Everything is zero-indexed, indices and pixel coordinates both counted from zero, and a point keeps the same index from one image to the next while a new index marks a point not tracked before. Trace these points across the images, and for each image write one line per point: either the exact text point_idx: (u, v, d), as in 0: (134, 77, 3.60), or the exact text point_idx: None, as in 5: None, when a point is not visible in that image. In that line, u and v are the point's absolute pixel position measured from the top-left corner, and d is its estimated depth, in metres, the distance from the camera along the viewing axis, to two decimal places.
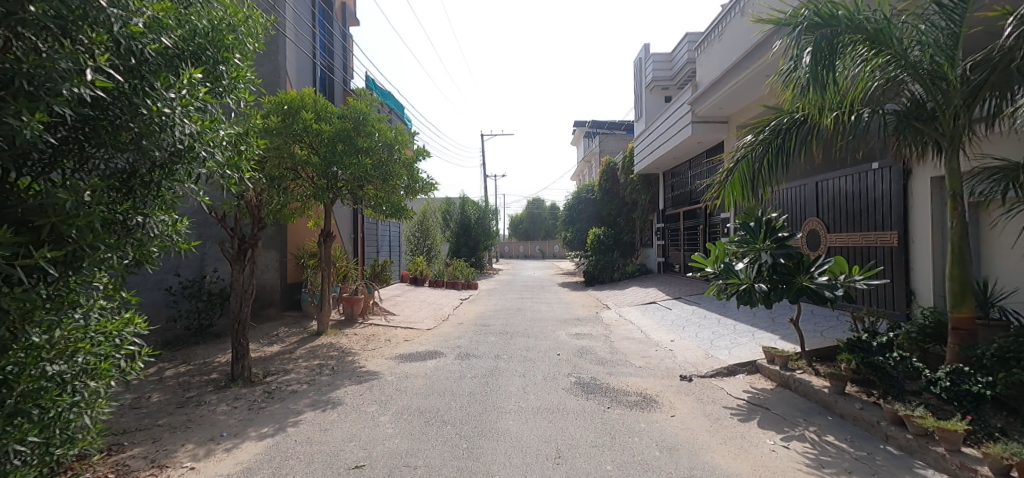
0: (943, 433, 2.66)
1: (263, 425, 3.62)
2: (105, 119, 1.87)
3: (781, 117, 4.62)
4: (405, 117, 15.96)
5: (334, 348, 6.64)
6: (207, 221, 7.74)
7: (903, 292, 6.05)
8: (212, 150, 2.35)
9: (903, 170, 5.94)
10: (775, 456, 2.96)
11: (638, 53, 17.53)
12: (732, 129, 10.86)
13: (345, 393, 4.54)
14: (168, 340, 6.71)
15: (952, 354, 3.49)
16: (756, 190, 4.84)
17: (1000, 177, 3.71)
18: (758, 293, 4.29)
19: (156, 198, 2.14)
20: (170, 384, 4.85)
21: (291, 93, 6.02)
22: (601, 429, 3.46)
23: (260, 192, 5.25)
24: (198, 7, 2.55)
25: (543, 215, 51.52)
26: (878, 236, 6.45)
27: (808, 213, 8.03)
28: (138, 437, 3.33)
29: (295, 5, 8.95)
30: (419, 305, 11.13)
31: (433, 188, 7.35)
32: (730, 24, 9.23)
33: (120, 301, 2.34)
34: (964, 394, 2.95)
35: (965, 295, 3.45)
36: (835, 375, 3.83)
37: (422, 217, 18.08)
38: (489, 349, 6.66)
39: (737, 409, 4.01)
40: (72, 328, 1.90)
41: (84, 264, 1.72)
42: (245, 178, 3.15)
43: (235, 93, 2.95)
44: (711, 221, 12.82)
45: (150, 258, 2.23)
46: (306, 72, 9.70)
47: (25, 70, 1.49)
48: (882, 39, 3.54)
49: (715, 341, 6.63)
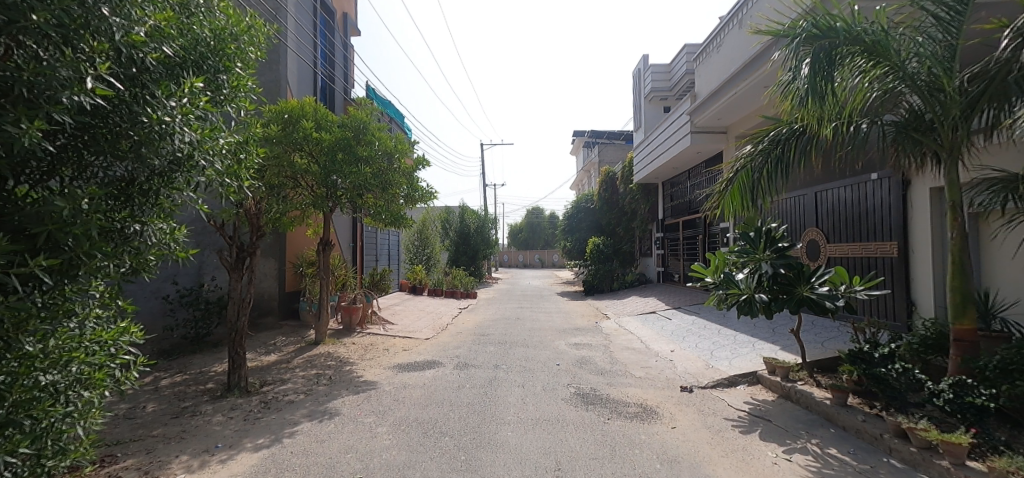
0: (947, 447, 2.61)
1: (258, 436, 3.57)
2: (104, 127, 1.87)
3: (781, 128, 4.64)
4: (404, 127, 16.05)
5: (331, 357, 6.58)
6: (205, 229, 7.73)
7: (904, 303, 6.03)
8: (211, 159, 2.36)
9: (902, 180, 5.98)
10: (777, 469, 2.92)
11: (638, 64, 17.76)
12: (731, 139, 10.95)
13: (342, 404, 4.48)
14: (165, 350, 6.68)
15: (954, 366, 3.46)
16: (756, 200, 4.84)
17: (999, 188, 3.70)
18: (758, 303, 4.26)
19: (154, 207, 2.12)
20: (165, 394, 4.79)
21: (291, 101, 6.05)
22: (601, 441, 3.41)
23: (260, 200, 5.24)
24: (200, 16, 2.58)
25: (543, 223, 51.61)
26: (877, 247, 6.47)
27: (808, 223, 8.04)
28: (131, 448, 3.27)
29: (298, 15, 9.11)
30: (418, 314, 11.06)
31: (433, 196, 7.35)
32: (729, 35, 9.35)
33: (116, 309, 2.31)
34: (967, 406, 2.94)
35: (967, 305, 3.42)
36: (837, 387, 3.79)
37: (421, 225, 18.07)
38: (488, 359, 6.59)
39: (739, 421, 3.97)
40: (67, 337, 1.87)
41: (81, 272, 1.70)
42: (245, 187, 3.14)
43: (235, 101, 2.96)
44: (710, 230, 12.85)
45: (148, 266, 2.20)
46: (307, 81, 9.78)
47: (26, 78, 1.49)
48: (880, 51, 3.58)
49: (716, 351, 6.59)
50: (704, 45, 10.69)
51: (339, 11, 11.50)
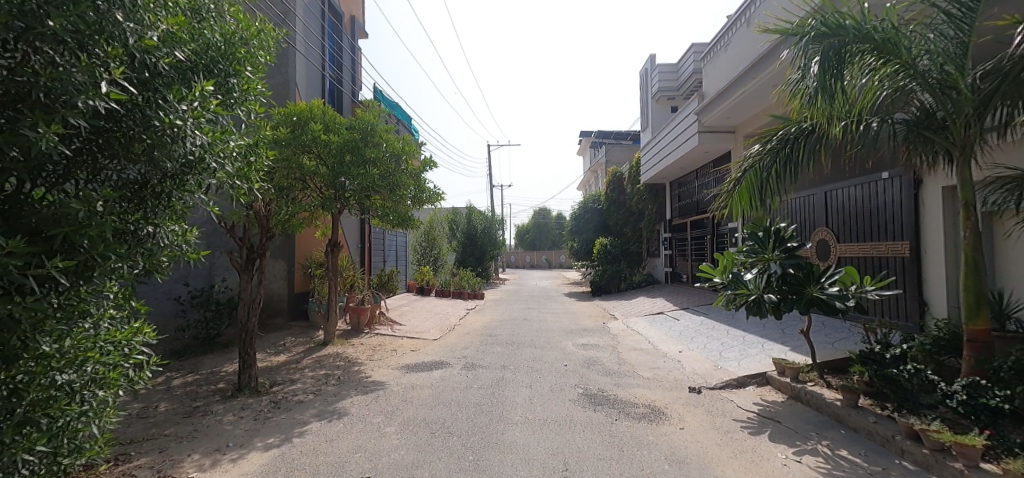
0: (961, 448, 2.56)
1: (269, 435, 3.62)
2: (119, 130, 1.93)
3: (789, 126, 4.60)
4: (411, 129, 16.16)
5: (340, 358, 6.64)
6: (216, 231, 7.87)
7: (916, 303, 5.93)
8: (222, 161, 2.40)
9: (913, 179, 5.88)
10: (787, 470, 2.89)
11: (645, 63, 17.68)
12: (740, 138, 10.84)
13: (351, 403, 4.52)
14: (177, 350, 6.80)
15: (968, 367, 3.39)
16: (764, 200, 4.80)
17: (1013, 186, 3.63)
18: (767, 303, 4.21)
19: (167, 209, 2.17)
20: (178, 394, 4.88)
21: (300, 104, 6.13)
22: (608, 442, 3.40)
23: (269, 202, 5.31)
24: (211, 21, 2.64)
25: (549, 224, 51.54)
26: (888, 247, 6.36)
27: (817, 222, 7.93)
28: (144, 447, 3.34)
29: (306, 19, 9.23)
30: (426, 315, 11.12)
31: (440, 197, 7.39)
32: (736, 33, 9.27)
33: (130, 310, 2.36)
34: (981, 407, 2.87)
35: (981, 306, 3.35)
36: (848, 388, 3.74)
37: (428, 227, 18.13)
38: (495, 359, 6.61)
39: (747, 422, 3.93)
40: (82, 337, 1.92)
41: (95, 274, 1.74)
42: (255, 189, 3.18)
43: (246, 105, 3.02)
44: (719, 230, 12.75)
45: (160, 268, 2.24)
46: (315, 84, 9.90)
47: (42, 83, 1.55)
48: (889, 48, 3.54)
49: (724, 352, 6.53)
50: (711, 44, 10.63)
51: (346, 15, 11.62)
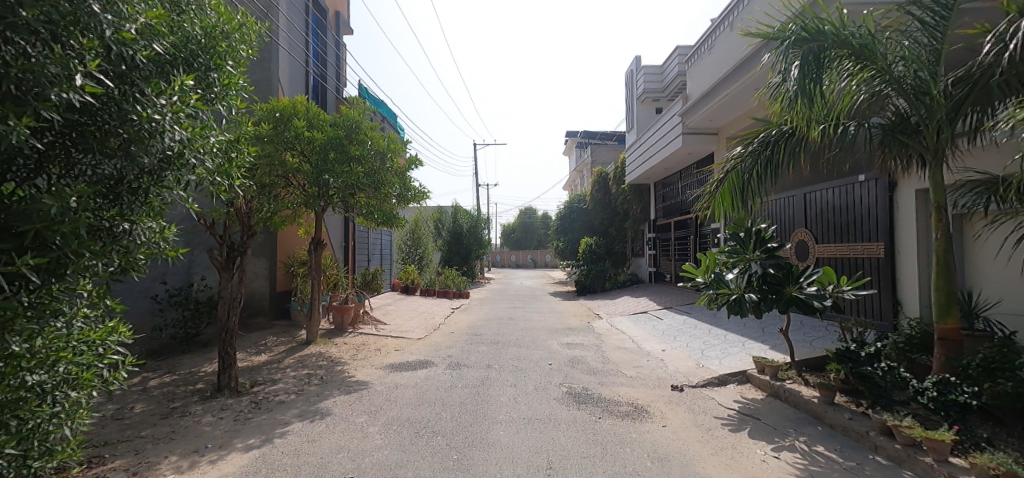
0: (932, 443, 2.68)
1: (249, 436, 3.53)
2: (93, 125, 1.84)
3: (770, 129, 4.69)
4: (397, 126, 15.98)
5: (322, 357, 6.52)
6: (195, 228, 7.63)
7: (890, 302, 6.17)
8: (202, 157, 2.33)
9: (888, 182, 6.11)
10: (766, 466, 2.98)
11: (630, 66, 17.88)
12: (722, 141, 11.07)
13: (334, 403, 4.45)
14: (153, 350, 6.57)
15: (938, 364, 3.54)
16: (746, 201, 4.95)
17: (982, 190, 3.79)
18: (748, 302, 4.32)
19: (144, 206, 2.09)
20: (154, 394, 4.72)
21: (282, 100, 5.98)
22: (593, 439, 3.44)
23: (250, 199, 5.17)
24: (191, 13, 2.54)
25: (535, 223, 51.67)
26: (864, 248, 6.60)
27: (796, 223, 8.17)
28: (119, 449, 3.22)
29: (289, 14, 9.03)
30: (411, 314, 11.00)
31: (426, 196, 7.31)
32: (720, 38, 9.47)
33: (105, 308, 2.26)
34: (951, 403, 3.01)
35: (951, 304, 3.51)
36: (824, 385, 3.86)
37: (413, 225, 17.97)
38: (481, 359, 6.59)
39: (728, 419, 4.02)
40: (54, 337, 1.83)
41: (69, 271, 1.66)
42: (235, 185, 3.09)
43: (227, 100, 2.92)
44: (701, 231, 13.00)
45: (137, 265, 2.15)
46: (298, 80, 9.69)
47: (14, 74, 1.45)
48: (866, 54, 3.66)
49: (706, 351, 6.67)
50: (696, 48, 10.84)
51: (331, 10, 11.40)
